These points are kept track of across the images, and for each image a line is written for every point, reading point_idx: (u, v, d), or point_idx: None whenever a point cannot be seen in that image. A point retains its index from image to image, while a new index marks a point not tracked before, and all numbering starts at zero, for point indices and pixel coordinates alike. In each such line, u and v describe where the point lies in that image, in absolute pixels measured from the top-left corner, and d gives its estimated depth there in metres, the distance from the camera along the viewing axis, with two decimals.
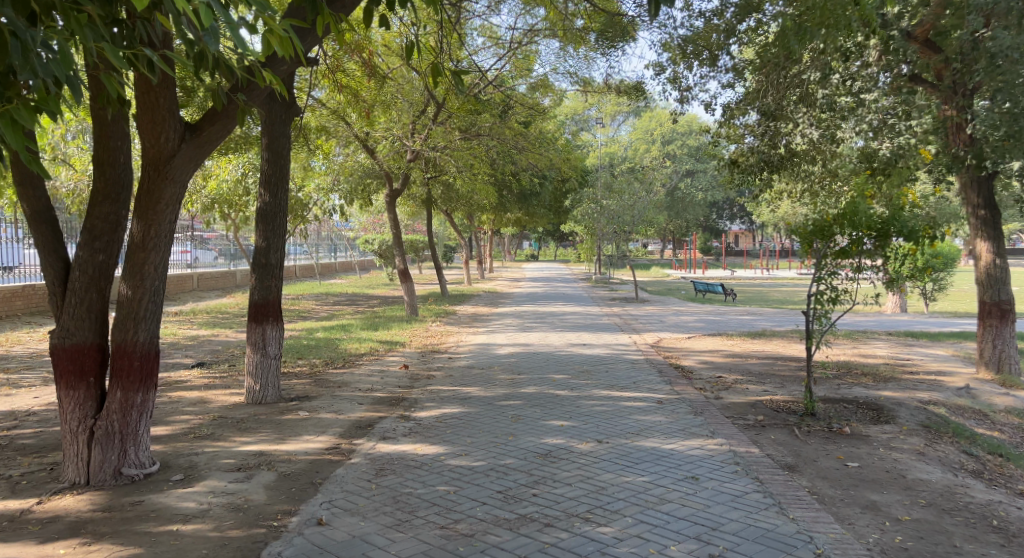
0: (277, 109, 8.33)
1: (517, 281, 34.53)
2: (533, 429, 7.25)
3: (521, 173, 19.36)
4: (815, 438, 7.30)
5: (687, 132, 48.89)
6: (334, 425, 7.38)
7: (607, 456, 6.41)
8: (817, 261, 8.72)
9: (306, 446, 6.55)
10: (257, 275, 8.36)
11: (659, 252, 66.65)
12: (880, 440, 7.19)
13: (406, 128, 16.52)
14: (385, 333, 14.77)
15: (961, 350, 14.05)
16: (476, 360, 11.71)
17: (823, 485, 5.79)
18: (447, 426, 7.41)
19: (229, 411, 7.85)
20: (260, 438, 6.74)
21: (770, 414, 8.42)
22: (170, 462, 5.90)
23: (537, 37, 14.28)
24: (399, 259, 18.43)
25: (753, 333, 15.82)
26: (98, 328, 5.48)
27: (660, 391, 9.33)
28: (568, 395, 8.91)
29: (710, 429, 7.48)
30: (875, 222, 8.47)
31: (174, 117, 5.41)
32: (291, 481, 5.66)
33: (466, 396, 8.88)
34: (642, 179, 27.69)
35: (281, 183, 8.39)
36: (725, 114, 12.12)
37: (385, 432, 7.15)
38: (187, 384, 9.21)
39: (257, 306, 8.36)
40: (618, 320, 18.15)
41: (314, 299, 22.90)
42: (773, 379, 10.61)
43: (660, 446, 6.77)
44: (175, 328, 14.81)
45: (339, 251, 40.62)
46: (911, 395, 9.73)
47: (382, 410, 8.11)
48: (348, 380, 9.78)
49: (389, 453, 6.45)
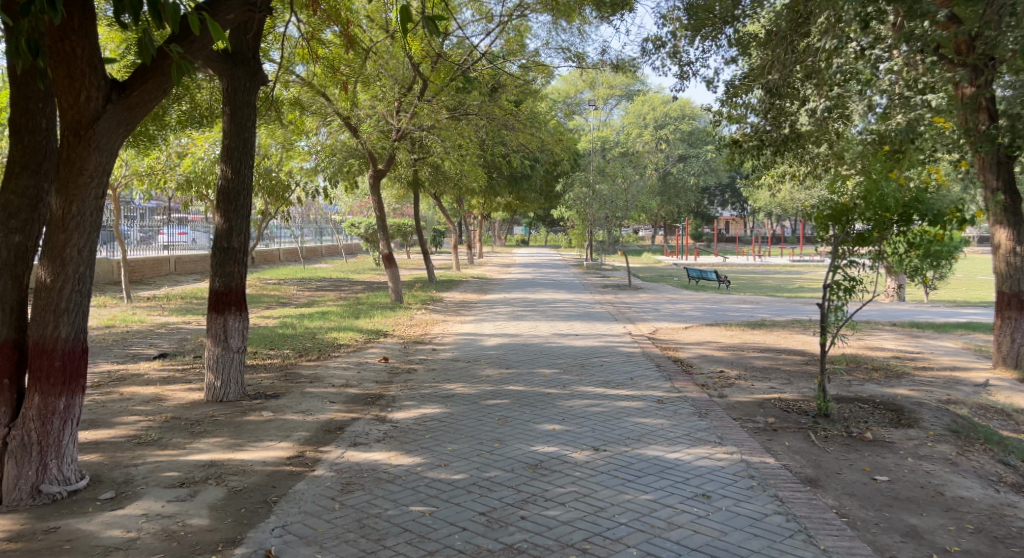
0: (241, 77, 7.55)
1: (507, 267, 33.66)
2: (523, 434, 6.51)
3: (511, 154, 18.56)
4: (834, 445, 6.58)
5: (680, 116, 48.25)
6: (300, 429, 6.60)
7: (606, 468, 5.68)
8: (833, 249, 8.00)
9: (265, 453, 5.77)
10: (217, 260, 7.54)
11: (651, 237, 65.78)
12: (907, 448, 6.48)
13: (392, 106, 15.70)
14: (366, 322, 14.00)
15: (972, 343, 13.36)
16: (463, 352, 10.95)
17: (852, 504, 5.08)
18: (426, 430, 6.64)
19: (185, 410, 7.06)
20: (214, 443, 5.95)
21: (781, 416, 7.70)
22: (102, 476, 5.11)
23: (528, 9, 13.44)
24: (383, 244, 17.59)
25: (752, 324, 15.11)
26: (14, 321, 4.67)
27: (661, 389, 8.59)
28: (560, 393, 8.14)
29: (718, 434, 6.75)
30: (899, 205, 7.69)
31: (101, 73, 4.64)
32: (241, 499, 4.89)
33: (448, 394, 8.13)
34: (635, 163, 26.98)
35: (246, 158, 7.59)
36: (726, 92, 11.62)
37: (357, 437, 6.36)
38: (143, 379, 8.40)
39: (217, 294, 7.56)
40: (611, 308, 17.47)
41: (296, 284, 22.08)
42: (779, 375, 9.87)
43: (665, 456, 6.04)
44: (143, 315, 13.95)
45: (325, 235, 39.75)
46: (928, 394, 9.03)
47: (356, 411, 7.35)
48: (322, 375, 9.01)
49: (359, 463, 5.67)
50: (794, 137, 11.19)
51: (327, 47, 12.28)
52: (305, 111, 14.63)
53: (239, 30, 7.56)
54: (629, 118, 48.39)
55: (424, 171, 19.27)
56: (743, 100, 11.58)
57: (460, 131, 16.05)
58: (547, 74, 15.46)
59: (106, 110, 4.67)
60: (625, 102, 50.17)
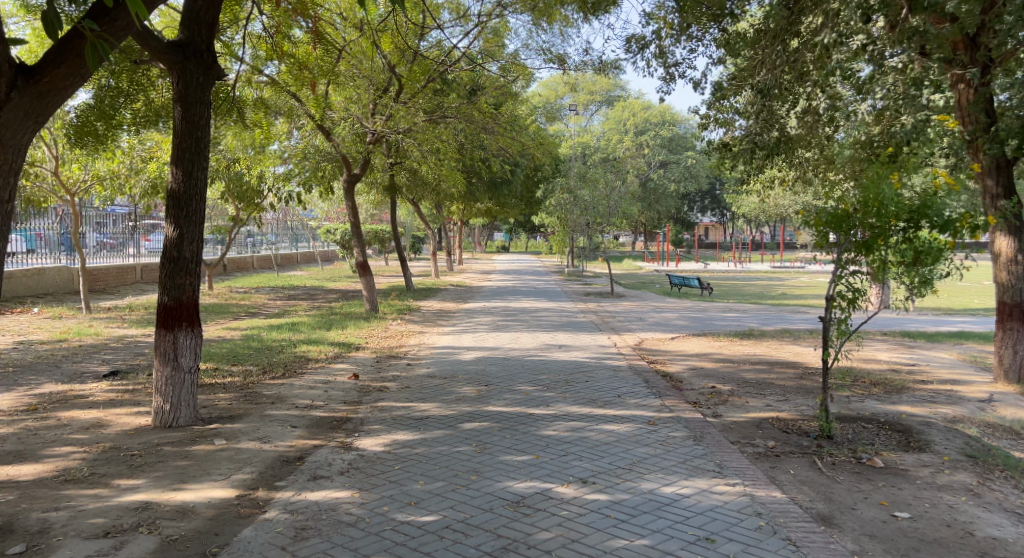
0: (193, 70, 6.89)
1: (488, 274, 33.06)
2: (502, 464, 5.90)
3: (490, 159, 17.97)
4: (843, 473, 6.02)
5: (660, 122, 48.01)
6: (255, 460, 5.95)
7: (595, 507, 5.09)
8: (836, 257, 7.42)
9: (210, 491, 5.13)
10: (166, 271, 6.83)
11: (632, 243, 65.30)
12: (923, 476, 5.95)
13: (367, 107, 15.05)
14: (338, 333, 13.31)
15: (966, 354, 12.90)
16: (439, 367, 10.29)
17: (874, 549, 4.55)
18: (396, 460, 6.00)
19: (128, 439, 6.39)
20: (153, 479, 5.30)
21: (781, 438, 7.14)
22: (13, 524, 4.46)
23: (506, 9, 12.89)
24: (358, 251, 16.87)
25: (739, 334, 14.56)
26: None
27: (651, 408, 8.00)
28: (543, 414, 7.54)
29: (717, 462, 6.16)
30: (903, 210, 7.08)
31: (7, 57, 4.61)
32: (176, 551, 4.26)
33: (421, 416, 7.48)
34: (617, 168, 26.48)
35: (199, 159, 6.93)
36: (713, 94, 11.09)
37: (318, 470, 5.74)
38: (86, 403, 7.68)
39: (166, 308, 6.87)
40: (594, 317, 16.87)
41: (268, 293, 21.29)
42: (773, 390, 9.30)
43: (660, 489, 5.45)
44: (101, 327, 13.14)
45: (301, 242, 38.94)
46: (932, 411, 8.50)
47: (318, 438, 6.69)
48: (285, 394, 8.33)
49: (317, 502, 5.04)
50: (785, 141, 10.59)
51: (295, 45, 11.59)
52: (271, 111, 13.84)
53: (192, 19, 6.92)
54: (610, 125, 48.51)
55: (401, 176, 18.60)
56: (730, 102, 11.11)
57: (437, 134, 15.08)
58: (526, 76, 14.90)
59: (11, 98, 4.63)
60: (606, 108, 50.08)
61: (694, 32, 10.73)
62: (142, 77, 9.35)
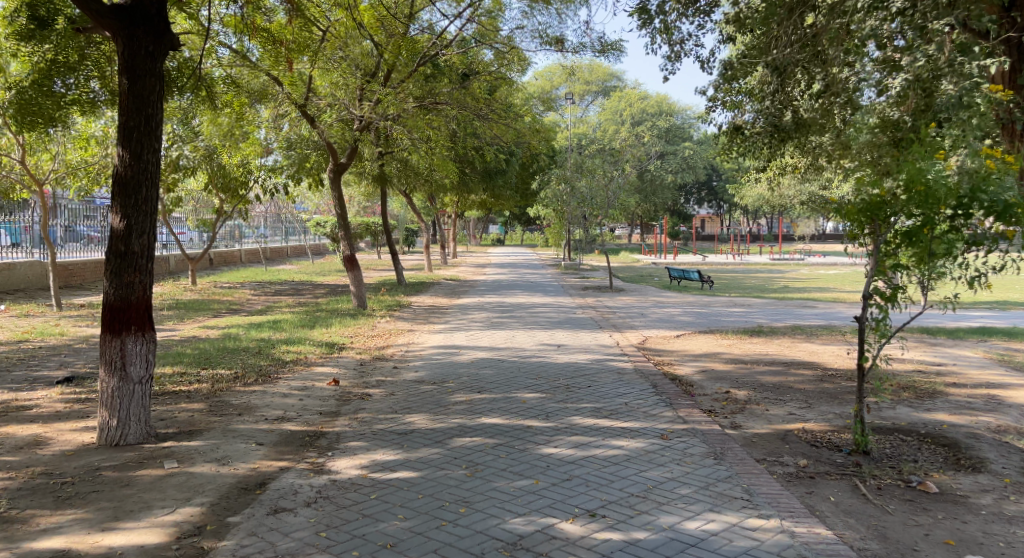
0: (141, 38, 6.02)
1: (483, 268, 32.13)
2: (497, 493, 5.06)
3: (484, 147, 17.06)
4: (893, 500, 5.21)
5: (656, 112, 47.30)
6: (207, 488, 5.10)
7: (607, 550, 4.28)
8: (875, 248, 6.54)
9: (147, 538, 4.32)
10: (113, 267, 5.94)
11: (628, 235, 64.51)
12: (986, 503, 5.14)
13: (354, 92, 14.01)
14: (321, 332, 12.45)
15: (993, 352, 12.03)
16: (429, 371, 9.41)
17: None
18: (374, 488, 5.16)
19: (65, 463, 5.56)
20: (81, 521, 4.50)
21: (811, 452, 6.32)
22: None
23: None
24: (345, 244, 15.94)
25: (748, 331, 13.66)
26: None
27: (663, 419, 7.16)
28: (544, 427, 6.69)
29: (745, 486, 5.35)
30: (951, 194, 6.05)
31: None
32: None
33: (406, 430, 6.61)
34: (616, 157, 25.60)
35: (149, 139, 6.05)
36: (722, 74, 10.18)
37: (281, 500, 4.91)
38: (28, 416, 6.81)
39: (112, 308, 6.00)
40: (594, 313, 16.01)
41: (253, 289, 20.42)
42: (795, 396, 8.44)
43: (682, 524, 4.63)
44: (67, 326, 12.25)
45: (292, 235, 38.12)
46: (973, 419, 7.65)
47: (286, 458, 5.83)
48: (256, 404, 7.46)
49: (275, 549, 4.23)
50: (802, 125, 9.65)
51: (270, 22, 10.80)
52: (246, 94, 12.93)
53: None
54: (606, 115, 47.00)
55: (391, 165, 17.72)
56: (741, 84, 10.24)
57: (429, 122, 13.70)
58: (522, 60, 13.99)
59: None
60: (602, 99, 49.57)
61: (702, 7, 9.88)
62: (95, 53, 8.47)
